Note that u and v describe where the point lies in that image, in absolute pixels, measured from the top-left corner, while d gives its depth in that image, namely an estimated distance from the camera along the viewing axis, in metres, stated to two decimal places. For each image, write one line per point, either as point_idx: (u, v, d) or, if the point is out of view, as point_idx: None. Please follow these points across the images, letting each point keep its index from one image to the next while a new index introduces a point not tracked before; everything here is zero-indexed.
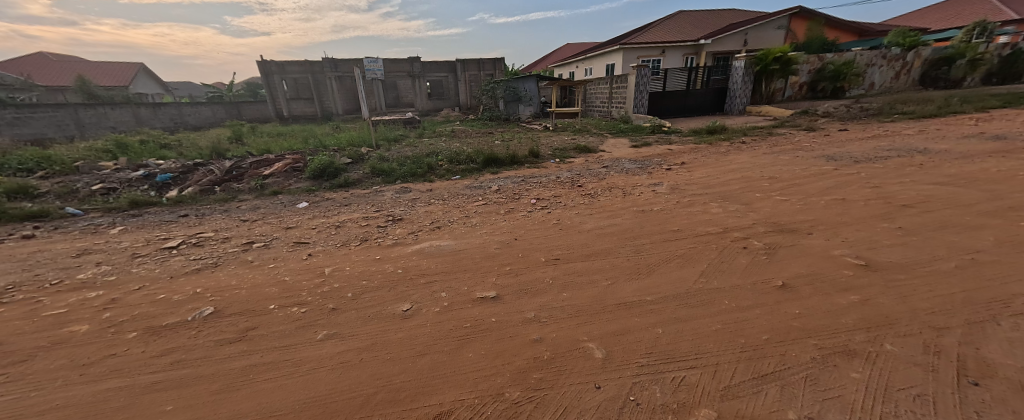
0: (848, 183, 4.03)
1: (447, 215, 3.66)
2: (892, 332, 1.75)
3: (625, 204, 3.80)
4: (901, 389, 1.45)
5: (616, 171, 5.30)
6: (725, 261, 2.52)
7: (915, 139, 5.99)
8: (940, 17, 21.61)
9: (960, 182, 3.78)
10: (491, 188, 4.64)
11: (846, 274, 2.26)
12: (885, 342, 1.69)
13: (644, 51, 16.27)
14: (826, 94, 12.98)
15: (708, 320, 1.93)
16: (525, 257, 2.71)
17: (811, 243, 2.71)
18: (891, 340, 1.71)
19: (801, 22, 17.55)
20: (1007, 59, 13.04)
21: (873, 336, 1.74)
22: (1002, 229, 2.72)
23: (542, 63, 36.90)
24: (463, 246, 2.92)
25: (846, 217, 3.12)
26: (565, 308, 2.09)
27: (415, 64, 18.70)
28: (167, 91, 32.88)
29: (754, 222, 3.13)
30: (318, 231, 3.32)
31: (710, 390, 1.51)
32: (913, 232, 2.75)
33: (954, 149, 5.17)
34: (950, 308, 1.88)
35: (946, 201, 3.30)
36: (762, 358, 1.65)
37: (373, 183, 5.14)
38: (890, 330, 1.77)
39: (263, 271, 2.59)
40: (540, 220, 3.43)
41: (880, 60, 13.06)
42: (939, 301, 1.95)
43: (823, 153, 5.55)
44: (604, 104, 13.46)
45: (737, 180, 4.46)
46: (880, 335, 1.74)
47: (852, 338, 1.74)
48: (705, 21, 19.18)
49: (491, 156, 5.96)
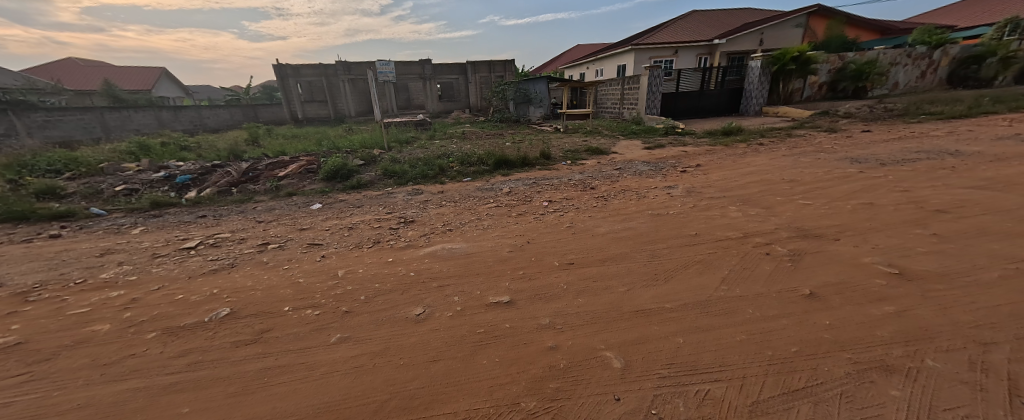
0: (874, 187, 3.88)
1: (459, 218, 3.65)
2: (930, 346, 1.67)
3: (640, 207, 3.72)
4: (947, 409, 1.37)
5: (630, 173, 5.22)
6: (748, 268, 2.44)
7: (946, 141, 5.75)
8: (968, 14, 20.85)
9: (996, 186, 3.61)
10: (502, 190, 4.61)
11: (879, 284, 2.17)
12: (926, 358, 1.60)
13: (657, 51, 16.09)
14: (847, 94, 12.59)
15: (732, 330, 1.87)
16: (538, 261, 2.67)
17: (839, 250, 2.60)
18: (932, 355, 1.62)
19: (820, 21, 17.14)
20: None
21: (910, 350, 1.66)
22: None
23: (555, 62, 36.77)
24: (475, 249, 2.89)
25: (875, 223, 3.00)
26: (580, 314, 2.04)
27: (427, 66, 18.85)
28: (187, 94, 33.78)
29: (776, 227, 3.03)
30: (331, 233, 3.34)
31: (737, 405, 1.45)
32: (948, 239, 2.63)
33: (986, 151, 4.95)
34: (997, 322, 1.77)
35: (984, 207, 3.14)
36: (792, 372, 1.59)
37: (385, 185, 5.16)
38: (931, 344, 1.68)
39: (278, 272, 2.60)
40: (553, 223, 3.39)
41: (905, 59, 12.63)
42: (984, 314, 1.84)
43: (846, 155, 5.37)
44: (616, 105, 13.31)
45: (757, 183, 4.34)
46: (919, 350, 1.65)
47: (889, 352, 1.65)
48: (719, 20, 18.89)
49: (502, 158, 5.93)
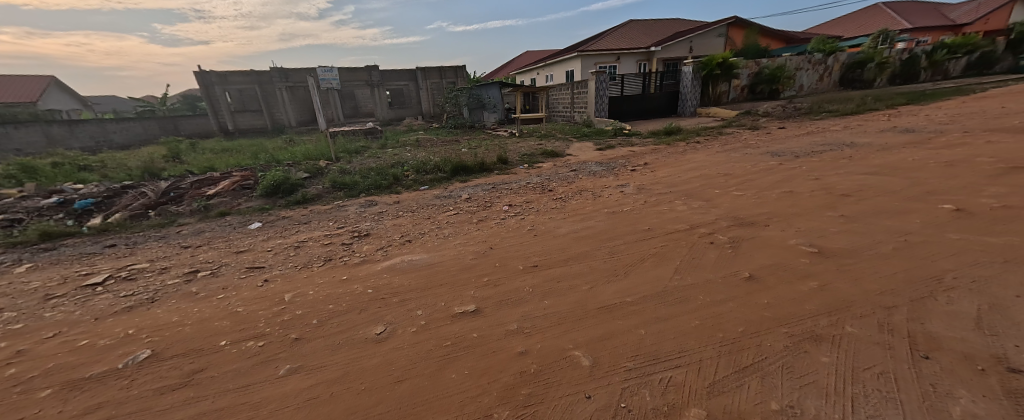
0: (793, 177, 4.36)
1: (417, 228, 3.51)
2: (848, 314, 1.89)
3: (596, 206, 3.85)
4: (867, 369, 1.56)
5: (585, 174, 5.39)
6: (696, 257, 2.61)
7: (845, 134, 6.64)
8: (851, 25, 24.41)
9: (885, 172, 4.22)
10: (461, 197, 4.54)
11: (804, 262, 2.42)
12: (846, 325, 1.81)
13: (600, 57, 16.91)
14: (764, 96, 14.09)
15: (687, 317, 1.98)
16: (502, 266, 2.65)
17: (770, 234, 2.88)
18: (851, 322, 1.83)
19: (739, 30, 18.89)
20: (905, 62, 15.32)
21: (833, 320, 1.86)
22: (927, 211, 3.06)
23: (503, 70, 37.46)
24: (437, 259, 2.80)
25: (796, 208, 3.36)
26: (548, 316, 2.05)
27: (374, 73, 18.11)
28: (87, 106, 29.66)
29: (717, 218, 3.29)
30: (275, 254, 3.06)
31: (697, 388, 1.53)
32: (853, 219, 3.02)
33: (875, 142, 5.79)
34: (897, 289, 2.05)
35: (877, 189, 3.66)
36: (740, 351, 1.71)
37: (335, 197, 4.86)
38: (849, 312, 1.90)
39: (211, 303, 2.32)
40: (514, 227, 3.39)
41: (807, 64, 14.39)
42: (886, 282, 2.13)
43: (769, 150, 5.99)
44: (567, 109, 13.75)
45: (698, 178, 4.68)
46: (841, 319, 1.86)
47: (817, 323, 1.85)
48: (653, 29, 20.28)
49: (459, 164, 5.85)
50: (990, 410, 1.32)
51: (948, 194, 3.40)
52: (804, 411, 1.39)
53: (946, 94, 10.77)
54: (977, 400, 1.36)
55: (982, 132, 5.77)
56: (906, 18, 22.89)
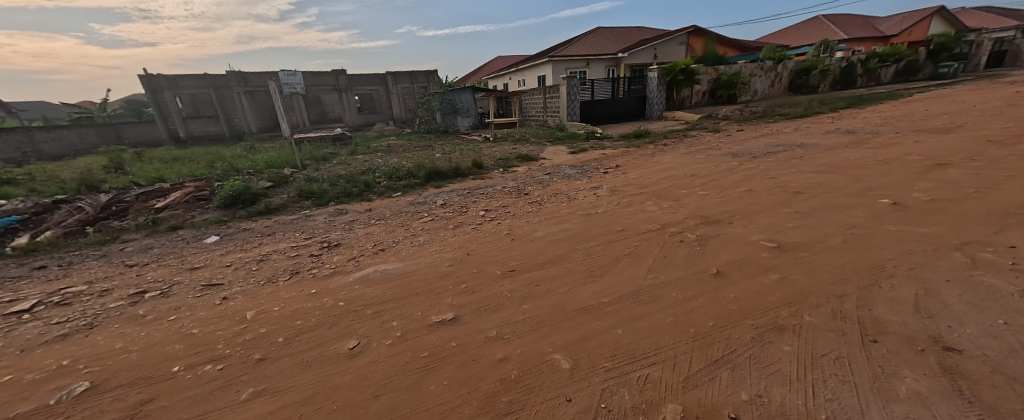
0: (752, 176, 4.61)
1: (391, 236, 3.41)
2: (806, 303, 2.00)
3: (572, 208, 3.89)
4: (825, 354, 1.65)
5: (559, 177, 5.45)
6: (668, 256, 2.69)
7: (796, 135, 7.12)
8: (796, 35, 26.33)
9: (831, 170, 4.55)
10: (436, 203, 4.46)
11: (765, 256, 2.56)
12: (805, 314, 1.93)
13: (570, 63, 17.27)
14: (722, 100, 14.88)
15: (661, 314, 2.03)
16: (480, 272, 2.62)
17: (734, 231, 3.02)
18: (808, 311, 1.95)
19: (697, 39, 19.93)
20: (844, 69, 16.68)
21: (793, 310, 1.97)
22: (869, 206, 3.32)
23: (474, 76, 37.56)
24: (412, 268, 2.73)
25: (756, 206, 3.55)
26: (527, 321, 2.04)
27: (341, 77, 17.54)
28: (9, 113, 26.73)
29: (685, 217, 3.41)
30: (235, 269, 2.86)
31: (672, 384, 1.56)
32: (806, 214, 3.23)
33: (822, 143, 6.25)
34: (847, 278, 2.21)
35: (826, 186, 3.94)
36: (712, 344, 1.77)
37: (301, 207, 4.64)
38: (806, 302, 2.02)
39: (161, 326, 2.14)
40: (491, 232, 3.36)
41: (759, 71, 15.35)
42: (837, 272, 2.28)
43: (729, 151, 6.31)
44: (540, 114, 13.90)
45: (666, 179, 4.85)
46: (800, 308, 1.97)
47: (779, 314, 1.95)
48: (618, 37, 20.92)
49: (434, 169, 5.75)
50: (930, 386, 1.43)
51: (885, 190, 3.70)
52: (771, 399, 1.45)
53: (879, 98, 11.81)
54: (919, 378, 1.48)
55: (910, 133, 6.37)
56: (843, 30, 24.98)
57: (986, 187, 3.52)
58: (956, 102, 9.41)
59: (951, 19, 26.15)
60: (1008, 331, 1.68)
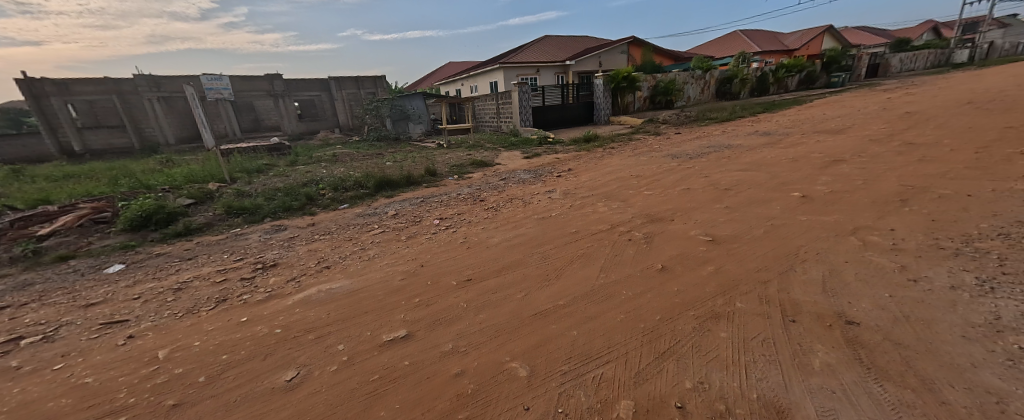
0: (689, 175, 4.95)
1: (337, 251, 3.20)
2: (738, 292, 2.18)
3: (527, 213, 3.91)
4: (755, 338, 1.81)
5: (514, 182, 5.46)
6: (618, 254, 2.77)
7: (724, 137, 7.78)
8: (721, 46, 28.89)
9: (755, 168, 5.01)
10: (387, 213, 4.27)
11: (702, 250, 2.73)
12: (736, 302, 2.10)
13: (521, 69, 17.53)
14: (662, 106, 15.88)
15: (613, 312, 2.08)
16: (434, 283, 2.53)
17: (675, 227, 3.19)
18: (739, 298, 2.13)
19: (637, 48, 21.17)
20: (758, 78, 18.59)
21: (727, 299, 2.14)
22: (784, 199, 3.70)
23: (424, 81, 36.95)
24: (359, 284, 2.57)
25: (694, 203, 3.80)
26: (484, 330, 1.99)
27: (277, 82, 16.42)
28: None
29: (632, 216, 3.56)
30: (146, 301, 2.51)
31: (625, 380, 1.60)
32: (734, 209, 3.52)
33: (746, 143, 6.89)
34: (769, 266, 2.45)
35: (751, 182, 4.33)
36: (659, 338, 1.85)
37: (230, 225, 4.22)
38: (737, 291, 2.20)
39: (44, 378, 1.80)
40: (446, 241, 3.28)
41: (692, 79, 16.61)
42: (762, 261, 2.52)
43: (669, 152, 6.73)
44: (493, 119, 13.92)
45: (615, 180, 5.04)
46: (732, 297, 2.15)
47: (715, 303, 2.10)
48: (564, 44, 21.57)
49: (383, 178, 5.51)
50: (838, 357, 1.65)
51: (796, 184, 4.16)
52: (711, 385, 1.55)
53: (788, 103, 13.32)
54: (829, 352, 1.68)
55: (813, 133, 7.24)
56: (759, 42, 27.87)
57: (870, 179, 4.10)
58: (848, 106, 10.86)
59: (838, 34, 30.18)
60: (891, 304, 1.98)
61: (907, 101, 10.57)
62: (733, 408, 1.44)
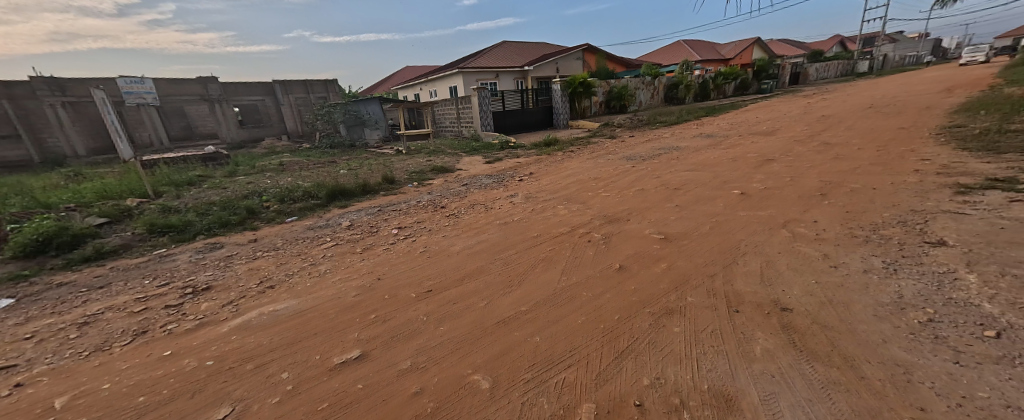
0: (643, 176, 5.16)
1: (284, 268, 2.97)
2: (689, 287, 2.28)
3: (489, 218, 3.86)
4: (704, 329, 1.89)
5: (476, 187, 5.40)
6: (578, 256, 2.80)
7: (674, 140, 8.22)
8: (668, 54, 30.69)
9: (702, 168, 5.33)
10: (341, 224, 4.05)
11: (656, 248, 2.84)
12: (687, 296, 2.19)
13: (481, 74, 17.49)
14: (617, 110, 16.51)
15: (574, 314, 2.09)
16: (390, 296, 2.41)
17: (631, 227, 3.29)
18: (690, 293, 2.22)
19: (592, 55, 21.94)
20: (702, 85, 19.94)
21: (679, 294, 2.22)
22: (726, 196, 3.96)
23: (380, 86, 35.88)
24: (307, 304, 2.38)
25: (648, 203, 3.95)
26: (445, 343, 1.91)
27: (212, 86, 15.14)
28: None
29: (592, 217, 3.63)
30: (43, 341, 2.16)
31: (587, 383, 1.59)
32: (684, 207, 3.70)
33: (693, 145, 7.32)
34: (717, 260, 2.58)
35: (698, 181, 4.59)
36: (618, 337, 1.88)
37: (153, 246, 3.77)
38: (688, 286, 2.29)
39: None
40: (405, 251, 3.15)
41: (643, 85, 17.46)
42: (710, 256, 2.65)
43: (625, 155, 6.99)
44: (454, 124, 13.75)
45: (574, 183, 5.13)
46: (684, 292, 2.23)
47: (668, 299, 2.18)
48: (521, 50, 21.86)
49: (336, 188, 5.23)
50: (778, 343, 1.76)
51: (736, 182, 4.47)
52: (666, 379, 1.59)
53: (727, 108, 14.38)
54: (769, 338, 1.79)
55: (750, 135, 7.85)
56: (702, 51, 29.93)
57: (797, 176, 4.51)
58: (779, 110, 11.92)
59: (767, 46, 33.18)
60: (818, 289, 2.17)
61: (827, 105, 11.80)
62: (687, 400, 1.47)
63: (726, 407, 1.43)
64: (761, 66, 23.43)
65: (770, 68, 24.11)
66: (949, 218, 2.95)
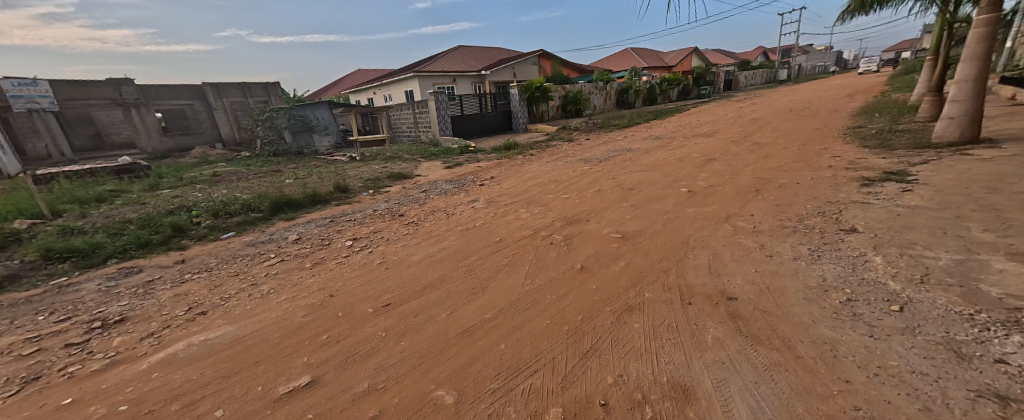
0: (600, 177, 5.35)
1: (218, 291, 2.72)
2: (645, 283, 2.39)
3: (450, 225, 3.80)
4: (661, 323, 1.98)
5: (436, 193, 5.29)
6: (541, 259, 2.84)
7: (627, 142, 8.61)
8: (617, 60, 32.17)
9: (653, 168, 5.62)
10: (288, 238, 3.79)
11: (614, 247, 2.95)
12: (645, 292, 2.30)
13: (437, 78, 17.24)
14: (573, 114, 17.00)
15: (539, 319, 2.11)
16: (345, 314, 2.29)
17: (590, 228, 3.39)
18: (647, 288, 2.33)
19: (547, 61, 22.45)
20: (650, 90, 21.11)
21: (637, 290, 2.32)
22: (676, 195, 4.21)
23: (329, 89, 34.24)
24: (245, 330, 2.20)
25: (605, 203, 4.09)
26: (406, 359, 1.85)
27: (127, 89, 13.52)
28: None
29: (553, 219, 3.69)
30: None
31: (553, 387, 1.61)
32: (638, 206, 3.88)
33: (644, 147, 7.71)
34: (670, 256, 2.74)
35: (651, 181, 4.83)
36: (581, 338, 1.92)
37: (53, 274, 3.27)
38: (645, 282, 2.41)
39: None
40: (361, 263, 3.01)
41: (597, 90, 18.14)
42: (664, 252, 2.80)
43: (582, 157, 7.20)
44: (411, 129, 13.42)
45: (535, 186, 5.19)
46: (641, 288, 2.34)
47: (627, 296, 2.27)
48: (477, 54, 21.88)
49: (281, 199, 4.88)
50: (726, 331, 1.89)
51: (683, 181, 4.76)
52: (628, 375, 1.65)
53: (673, 111, 15.34)
54: (718, 327, 1.92)
55: (694, 137, 8.42)
56: (648, 59, 31.72)
57: (736, 174, 4.90)
58: (718, 113, 12.90)
59: (705, 55, 35.91)
60: (757, 277, 2.37)
61: (757, 109, 12.97)
62: (647, 394, 1.54)
63: (682, 397, 1.51)
64: (700, 73, 25.24)
65: (708, 74, 26.01)
66: (859, 207, 3.35)
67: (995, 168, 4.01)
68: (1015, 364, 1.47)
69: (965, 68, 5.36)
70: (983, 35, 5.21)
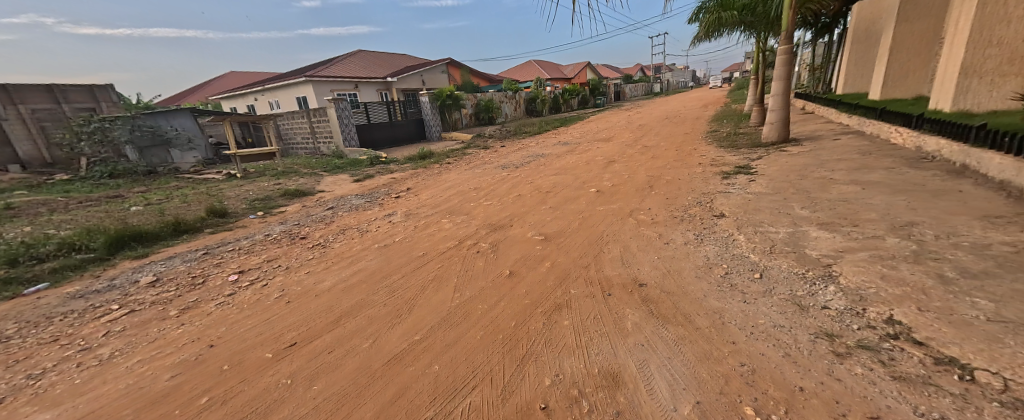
0: (518, 182, 5.41)
1: (24, 367, 1.96)
2: (570, 280, 2.41)
3: (365, 243, 3.42)
4: (588, 317, 2.00)
5: (345, 210, 4.75)
6: (469, 269, 2.69)
7: (538, 148, 8.95)
8: (522, 71, 33.69)
9: (566, 171, 5.90)
10: (140, 281, 2.98)
11: (538, 249, 2.95)
12: (570, 288, 2.31)
13: (337, 84, 15.85)
14: (486, 122, 17.19)
15: (472, 331, 1.97)
16: (232, 364, 1.85)
17: (514, 233, 3.35)
18: (572, 285, 2.35)
19: (456, 70, 22.46)
20: (554, 99, 22.52)
21: (563, 288, 2.33)
22: (587, 195, 4.45)
23: (196, 95, 29.09)
24: (72, 414, 1.61)
25: (527, 207, 4.12)
26: (321, 405, 1.54)
27: None
28: None
29: (477, 228, 3.57)
30: None
31: (494, 402, 1.48)
32: (556, 208, 3.98)
33: (555, 152, 8.10)
34: (590, 252, 2.83)
35: (566, 184, 5.04)
36: (517, 344, 1.83)
37: None
38: (570, 279, 2.43)
39: None
40: (250, 301, 2.50)
41: (507, 99, 18.68)
42: (585, 249, 2.89)
43: (499, 164, 7.24)
44: (307, 140, 12.04)
45: (455, 195, 5.02)
46: (568, 285, 2.35)
47: (555, 294, 2.26)
48: (380, 60, 20.80)
49: (124, 232, 3.84)
50: (644, 314, 1.98)
51: (592, 182, 5.07)
52: (564, 373, 1.60)
53: (575, 119, 16.54)
54: (637, 312, 2.01)
55: (597, 141, 9.15)
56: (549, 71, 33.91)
57: (634, 173, 5.39)
58: (614, 120, 14.30)
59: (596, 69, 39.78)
60: (664, 262, 2.57)
61: (643, 116, 14.72)
62: (582, 389, 1.50)
63: (613, 384, 1.51)
64: (594, 84, 27.76)
65: (601, 86, 28.83)
66: (723, 196, 3.94)
67: (805, 159, 5.13)
68: (834, 309, 1.83)
69: (776, 85, 6.62)
70: (784, 61, 6.52)
